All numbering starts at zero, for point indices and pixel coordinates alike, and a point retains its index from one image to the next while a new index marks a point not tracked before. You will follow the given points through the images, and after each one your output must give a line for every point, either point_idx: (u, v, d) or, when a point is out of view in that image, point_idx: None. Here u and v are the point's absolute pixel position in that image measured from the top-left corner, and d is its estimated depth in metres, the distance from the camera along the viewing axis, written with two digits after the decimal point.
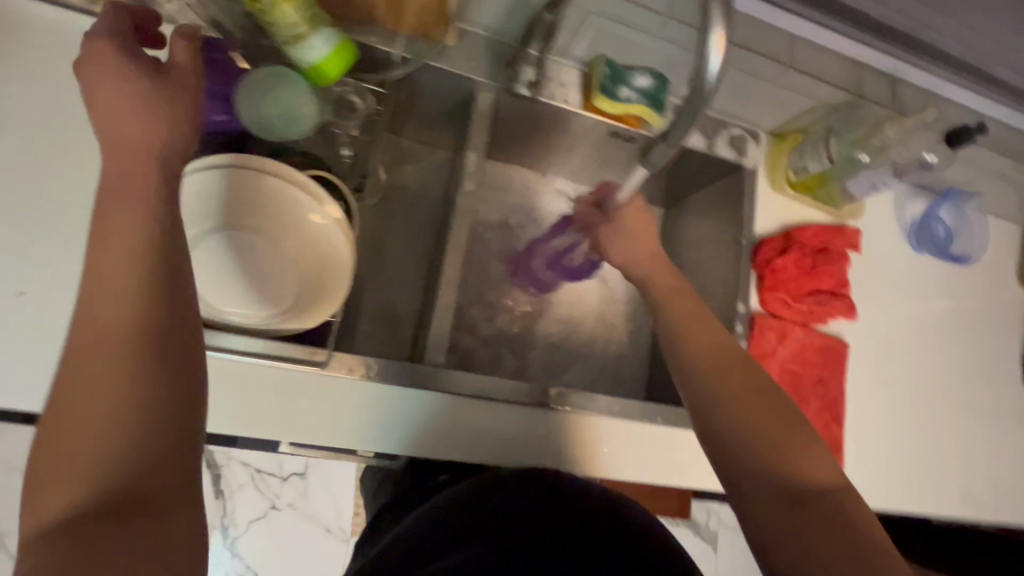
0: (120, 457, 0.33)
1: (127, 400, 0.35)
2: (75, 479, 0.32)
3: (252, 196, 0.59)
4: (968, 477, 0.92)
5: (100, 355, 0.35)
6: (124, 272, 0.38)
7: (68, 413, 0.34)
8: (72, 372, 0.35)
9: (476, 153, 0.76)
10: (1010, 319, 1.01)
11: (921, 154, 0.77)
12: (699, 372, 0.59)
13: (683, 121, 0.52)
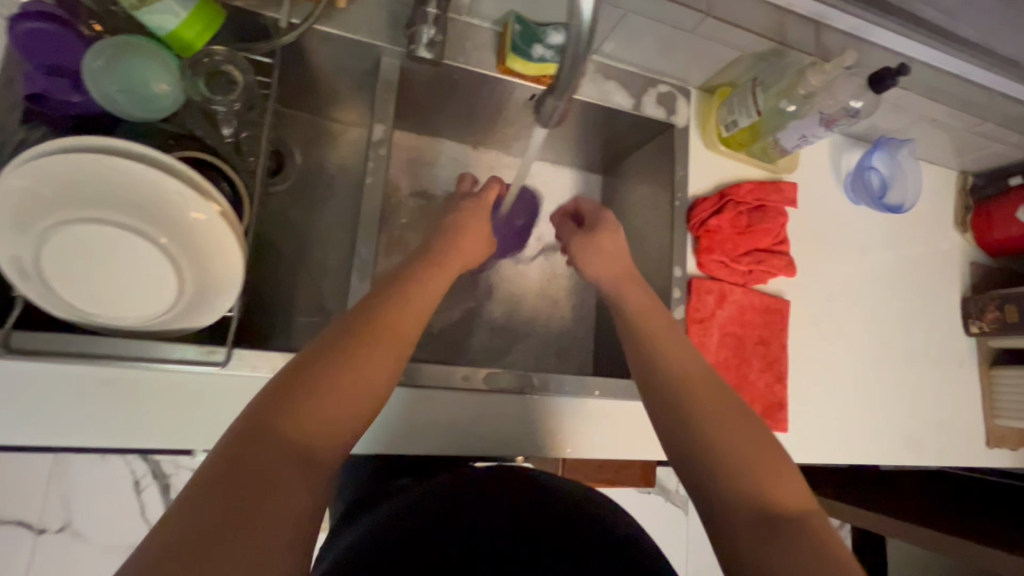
0: (283, 464, 0.41)
1: (315, 433, 0.44)
2: (254, 460, 0.40)
3: (116, 189, 0.48)
4: (913, 424, 0.93)
5: (316, 388, 0.46)
6: (337, 350, 0.49)
7: (266, 414, 0.43)
8: (270, 443, 0.42)
9: (383, 125, 0.71)
10: (949, 266, 1.02)
11: (849, 101, 0.73)
12: (664, 386, 0.57)
13: (568, 71, 0.46)
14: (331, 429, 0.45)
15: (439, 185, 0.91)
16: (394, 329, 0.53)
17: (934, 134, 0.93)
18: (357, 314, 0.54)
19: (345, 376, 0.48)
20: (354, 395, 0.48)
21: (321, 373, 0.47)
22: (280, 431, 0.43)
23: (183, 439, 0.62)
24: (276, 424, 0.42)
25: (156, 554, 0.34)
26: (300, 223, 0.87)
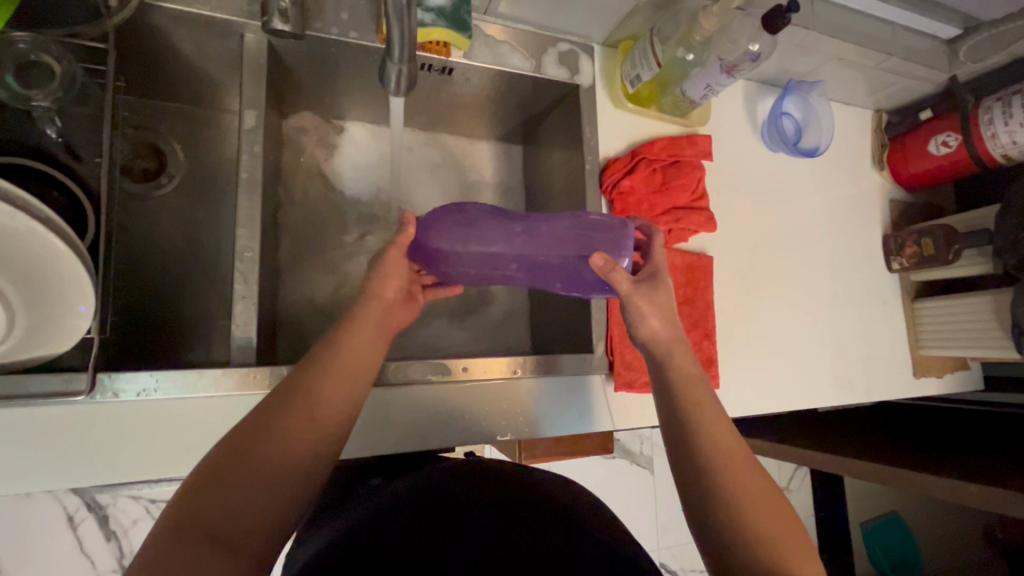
0: (263, 482, 0.44)
1: (298, 452, 0.46)
2: (236, 477, 0.43)
3: None
4: (844, 365, 0.95)
5: (303, 406, 0.48)
6: (329, 369, 0.51)
7: (251, 430, 0.46)
8: (259, 451, 0.45)
9: (255, 111, 0.64)
10: (870, 205, 1.03)
11: (747, 45, 0.70)
12: (693, 433, 0.55)
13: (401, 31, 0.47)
14: (315, 442, 0.48)
15: (344, 172, 0.85)
16: (367, 354, 0.54)
17: (845, 73, 0.92)
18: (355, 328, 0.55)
19: (330, 390, 0.50)
20: (335, 407, 0.50)
21: (309, 388, 0.49)
22: (276, 434, 0.46)
23: (55, 483, 0.54)
24: (262, 439, 0.45)
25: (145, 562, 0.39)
26: (190, 224, 0.79)
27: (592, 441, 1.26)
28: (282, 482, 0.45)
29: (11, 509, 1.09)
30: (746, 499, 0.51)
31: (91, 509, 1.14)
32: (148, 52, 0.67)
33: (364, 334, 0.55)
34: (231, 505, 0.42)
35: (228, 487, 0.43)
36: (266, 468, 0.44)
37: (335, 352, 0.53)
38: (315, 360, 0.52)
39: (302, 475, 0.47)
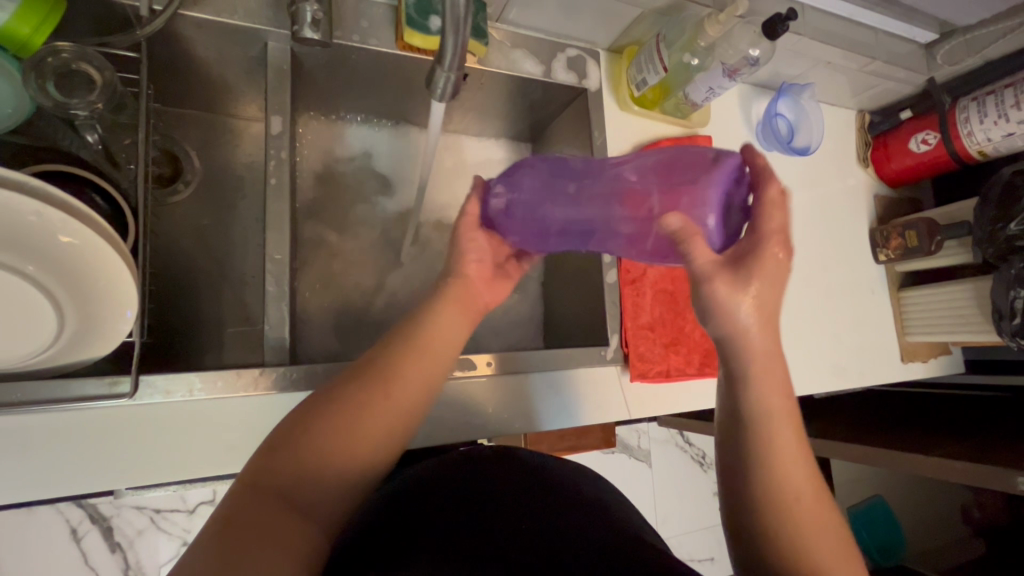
0: (331, 453, 0.46)
1: (367, 429, 0.49)
2: (309, 446, 0.46)
3: (32, 236, 0.43)
4: (838, 352, 1.00)
5: (377, 387, 0.51)
6: (399, 355, 0.54)
7: (325, 407, 0.49)
8: (340, 421, 0.48)
9: (280, 116, 0.65)
10: (857, 200, 1.08)
11: (747, 50, 0.74)
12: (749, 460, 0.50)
13: (454, 43, 0.46)
14: (393, 416, 0.51)
15: (360, 176, 0.87)
16: (445, 338, 0.57)
17: (833, 76, 0.97)
18: (426, 322, 0.57)
19: (402, 372, 0.52)
20: (411, 383, 0.53)
21: (388, 364, 0.53)
22: (349, 411, 0.49)
23: (96, 486, 0.55)
24: (337, 414, 0.48)
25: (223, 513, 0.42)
26: (207, 228, 0.80)
27: (594, 435, 1.29)
28: (357, 445, 0.48)
29: (11, 524, 1.07)
30: (804, 535, 0.48)
31: (95, 521, 1.12)
32: (169, 60, 0.68)
33: (441, 317, 0.58)
34: (304, 461, 0.45)
35: (300, 446, 0.46)
36: (343, 430, 0.48)
37: (410, 336, 0.56)
38: (397, 341, 0.56)
39: (376, 444, 0.49)
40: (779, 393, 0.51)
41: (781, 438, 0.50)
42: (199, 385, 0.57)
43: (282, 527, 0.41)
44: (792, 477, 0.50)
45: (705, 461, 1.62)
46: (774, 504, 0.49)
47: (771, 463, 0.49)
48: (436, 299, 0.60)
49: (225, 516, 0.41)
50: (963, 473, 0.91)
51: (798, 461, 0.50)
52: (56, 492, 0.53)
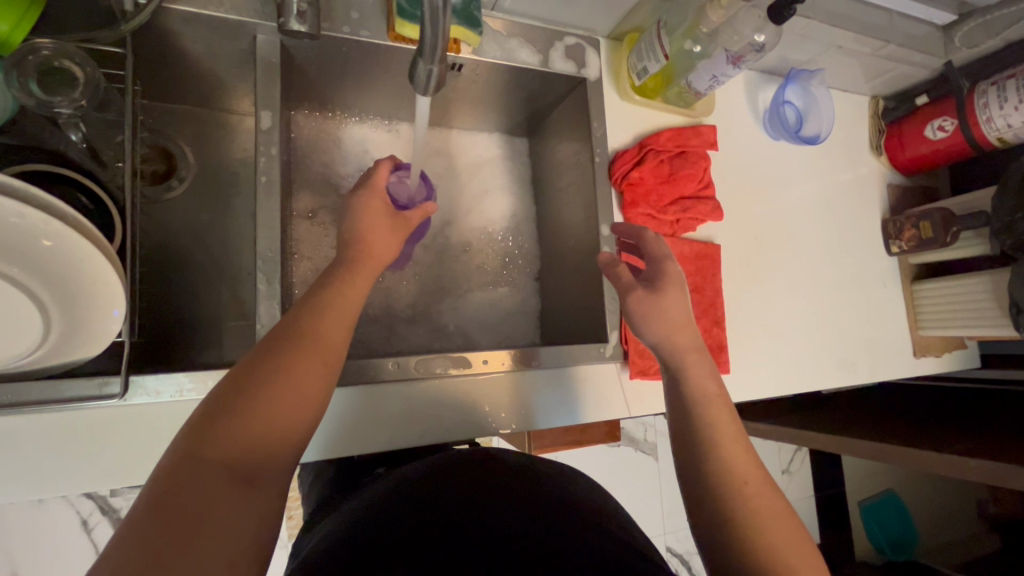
0: (271, 419, 0.42)
1: (305, 389, 0.45)
2: (248, 413, 0.41)
3: (10, 237, 0.43)
4: (847, 346, 0.97)
5: (307, 346, 0.47)
6: (327, 312, 0.50)
7: (253, 369, 0.44)
8: (272, 383, 0.43)
9: (270, 111, 0.64)
10: (868, 190, 1.05)
11: (752, 35, 0.71)
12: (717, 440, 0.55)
13: (432, 28, 0.43)
14: (319, 381, 0.46)
15: (356, 170, 0.86)
16: (355, 300, 0.53)
17: (844, 62, 0.93)
18: (343, 279, 0.54)
19: (327, 328, 0.49)
20: (334, 350, 0.49)
21: (306, 330, 0.48)
22: (279, 371, 0.44)
23: (90, 484, 0.55)
24: (266, 375, 0.44)
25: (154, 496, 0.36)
26: (203, 224, 0.80)
27: (598, 430, 1.28)
28: (286, 420, 0.43)
29: (23, 517, 1.09)
30: (765, 526, 0.50)
31: (104, 513, 1.14)
32: (157, 55, 0.67)
33: (351, 288, 0.53)
34: (243, 429, 0.41)
35: (234, 414, 0.41)
36: (269, 405, 0.43)
37: (329, 303, 0.51)
38: (312, 306, 0.51)
39: (311, 405, 0.46)
40: (712, 377, 0.61)
41: (722, 433, 0.56)
42: (189, 385, 0.56)
43: (223, 515, 0.37)
44: (741, 469, 0.53)
45: None
46: (729, 497, 0.52)
47: (725, 459, 0.54)
48: (351, 269, 0.55)
49: (145, 521, 0.35)
50: (977, 472, 0.89)
51: (748, 461, 0.54)
52: (51, 493, 0.53)
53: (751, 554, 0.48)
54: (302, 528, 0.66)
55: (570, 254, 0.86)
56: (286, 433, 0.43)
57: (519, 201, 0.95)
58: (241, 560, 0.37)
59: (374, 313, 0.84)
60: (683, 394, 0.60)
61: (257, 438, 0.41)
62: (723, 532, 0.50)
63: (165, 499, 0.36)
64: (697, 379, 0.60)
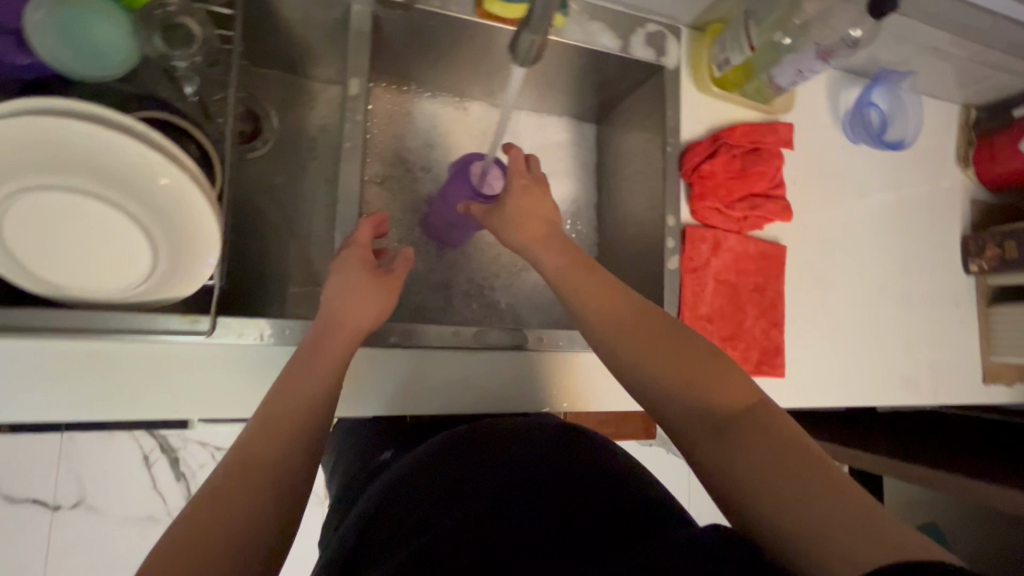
0: (285, 424, 0.50)
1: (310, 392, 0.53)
2: (264, 420, 0.49)
3: (134, 175, 0.47)
4: (910, 364, 0.93)
5: (311, 360, 0.55)
6: (329, 312, 0.59)
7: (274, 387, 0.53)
8: (281, 395, 0.52)
9: (358, 79, 0.67)
10: (949, 204, 0.99)
11: (847, 30, 0.69)
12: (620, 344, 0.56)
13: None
14: (299, 449, 0.49)
15: (425, 144, 0.88)
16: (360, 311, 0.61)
17: (938, 66, 0.89)
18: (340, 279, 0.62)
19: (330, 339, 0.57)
20: (340, 352, 0.58)
21: (290, 378, 0.53)
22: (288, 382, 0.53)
23: (172, 411, 0.59)
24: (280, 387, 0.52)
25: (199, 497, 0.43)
26: (280, 185, 0.84)
27: (634, 425, 1.28)
28: (271, 489, 0.45)
29: (95, 444, 1.18)
30: (697, 393, 0.50)
31: (163, 451, 1.22)
32: (258, 19, 0.71)
33: (325, 353, 0.57)
34: (261, 437, 0.48)
35: (255, 427, 0.49)
36: (254, 481, 0.45)
37: (331, 307, 0.60)
38: (284, 378, 0.54)
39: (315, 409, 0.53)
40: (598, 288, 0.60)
41: (622, 325, 0.56)
42: (268, 329, 0.60)
43: (246, 499, 0.43)
44: (653, 355, 0.54)
45: None
46: (725, 441, 0.46)
47: (704, 405, 0.49)
48: (324, 335, 0.58)
49: (191, 512, 0.42)
50: None
51: (740, 396, 0.49)
52: (136, 416, 0.58)
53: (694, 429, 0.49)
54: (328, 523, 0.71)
55: (630, 243, 0.86)
56: (274, 498, 0.45)
57: (581, 187, 0.95)
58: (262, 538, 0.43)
59: (432, 285, 0.86)
60: (589, 323, 0.59)
61: (246, 509, 0.43)
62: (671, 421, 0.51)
63: (205, 495, 0.43)
64: (586, 295, 0.60)
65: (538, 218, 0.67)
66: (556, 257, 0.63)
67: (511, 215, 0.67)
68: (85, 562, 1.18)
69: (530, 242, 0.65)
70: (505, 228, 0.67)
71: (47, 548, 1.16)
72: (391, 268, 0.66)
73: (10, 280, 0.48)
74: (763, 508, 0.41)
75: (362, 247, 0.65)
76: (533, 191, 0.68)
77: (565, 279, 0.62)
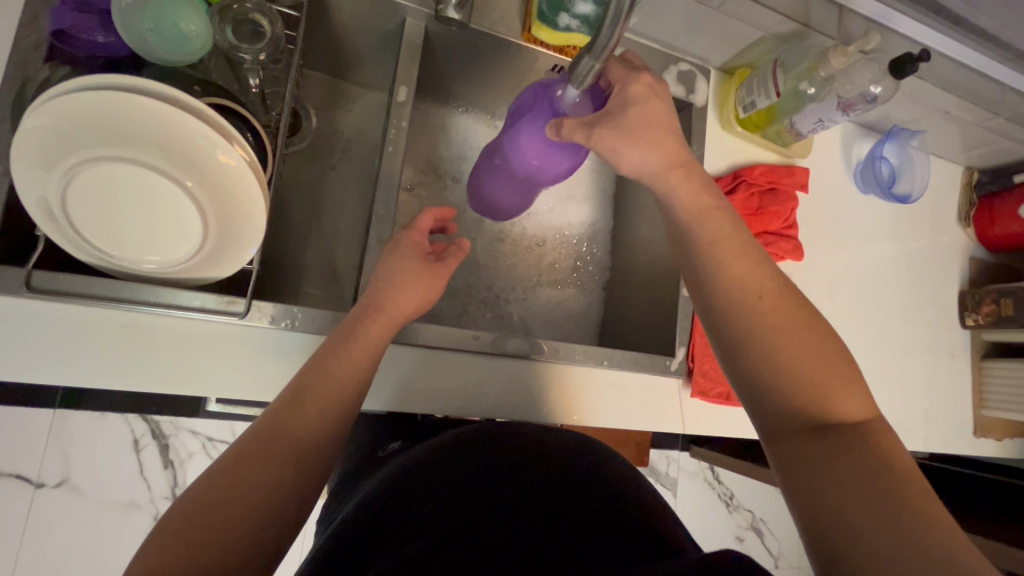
0: (322, 397, 0.50)
1: (351, 367, 0.53)
2: (302, 389, 0.50)
3: (197, 151, 0.49)
4: (906, 411, 0.96)
5: (357, 337, 0.56)
6: (382, 292, 0.60)
7: (319, 359, 0.53)
8: (322, 367, 0.52)
9: (406, 87, 0.70)
10: (950, 260, 1.04)
11: (867, 87, 0.75)
12: (758, 333, 0.51)
13: (608, 34, 0.46)
14: (331, 424, 0.50)
15: (456, 154, 0.91)
16: (418, 298, 0.62)
17: (945, 127, 0.94)
18: (395, 261, 0.63)
19: (375, 323, 0.58)
20: (382, 333, 0.58)
21: (333, 350, 0.54)
22: (334, 357, 0.53)
23: (195, 389, 0.59)
24: (322, 360, 0.53)
25: (230, 457, 0.45)
26: (311, 182, 0.86)
27: (628, 447, 1.29)
28: (294, 463, 0.46)
29: (86, 423, 1.17)
30: (826, 391, 0.49)
31: (154, 437, 1.21)
32: (316, 22, 0.74)
33: (366, 334, 0.56)
34: (292, 410, 0.49)
35: (294, 397, 0.49)
36: (277, 456, 0.45)
37: (388, 285, 0.61)
38: (324, 350, 0.54)
39: (350, 388, 0.53)
40: (740, 260, 0.55)
41: (772, 309, 0.52)
42: (299, 317, 0.61)
43: (269, 468, 0.44)
44: (795, 343, 0.50)
45: (731, 502, 1.62)
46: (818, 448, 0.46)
47: (809, 403, 0.49)
48: (368, 315, 0.58)
49: (223, 468, 0.44)
50: None
51: (849, 403, 0.49)
52: (151, 391, 0.57)
53: (804, 428, 0.48)
54: (325, 506, 0.70)
55: (645, 268, 0.89)
56: (296, 472, 0.46)
57: (600, 211, 0.99)
58: (281, 510, 0.44)
59: (448, 292, 0.87)
60: (720, 296, 0.54)
61: (269, 482, 0.44)
62: (791, 407, 0.49)
63: (233, 456, 0.45)
64: (723, 259, 0.55)
65: (672, 143, 0.57)
66: (696, 200, 0.57)
67: (631, 137, 0.56)
68: (63, 542, 1.15)
69: (660, 168, 0.57)
70: (624, 148, 0.56)
71: (24, 527, 1.13)
72: (443, 258, 0.66)
73: (63, 247, 0.50)
74: (841, 515, 0.42)
75: (420, 234, 0.66)
76: (657, 101, 0.56)
77: (704, 226, 0.56)
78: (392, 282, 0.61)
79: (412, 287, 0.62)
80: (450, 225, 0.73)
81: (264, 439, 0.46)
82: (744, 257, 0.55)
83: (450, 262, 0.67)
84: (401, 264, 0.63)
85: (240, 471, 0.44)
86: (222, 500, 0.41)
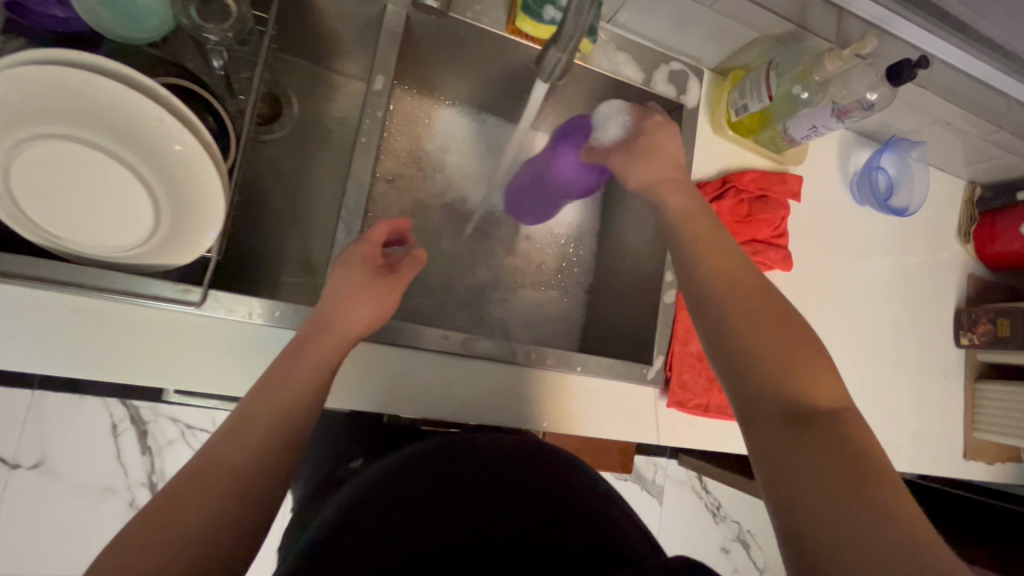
0: (269, 419, 0.48)
1: (301, 386, 0.52)
2: (249, 412, 0.48)
3: (152, 134, 0.47)
4: (894, 431, 0.93)
5: (308, 356, 0.54)
6: (339, 304, 0.59)
7: (268, 381, 0.51)
8: (271, 388, 0.50)
9: (383, 76, 0.68)
10: (947, 276, 1.00)
11: (863, 93, 0.73)
12: (733, 320, 0.51)
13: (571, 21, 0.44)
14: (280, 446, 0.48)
15: (440, 148, 0.89)
16: (375, 312, 0.61)
17: (947, 138, 0.91)
18: (351, 271, 0.62)
19: (328, 339, 0.56)
20: (335, 350, 0.56)
21: (282, 369, 0.52)
22: (284, 377, 0.52)
23: (148, 378, 0.57)
24: (270, 382, 0.51)
25: (169, 491, 0.42)
26: (290, 171, 0.84)
27: (611, 455, 1.27)
28: (238, 491, 0.43)
29: (64, 406, 1.16)
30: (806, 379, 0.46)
31: (133, 422, 1.20)
32: (295, 6, 0.72)
33: (319, 351, 0.55)
34: (237, 437, 0.46)
35: (240, 422, 0.47)
36: (220, 486, 0.43)
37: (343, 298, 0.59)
38: (274, 370, 0.53)
39: (300, 408, 0.51)
40: (718, 256, 0.56)
41: (747, 295, 0.52)
42: (258, 310, 0.59)
43: (211, 499, 0.42)
44: (774, 327, 0.49)
45: (718, 512, 1.60)
46: (798, 433, 0.44)
47: (789, 389, 0.46)
48: (319, 332, 0.56)
49: (162, 503, 0.41)
50: None
51: (830, 389, 0.46)
52: (98, 377, 0.55)
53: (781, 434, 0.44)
54: (284, 537, 0.66)
55: (629, 273, 0.86)
56: (242, 500, 0.43)
57: (587, 212, 0.96)
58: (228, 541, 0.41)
59: (425, 289, 0.85)
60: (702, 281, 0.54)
61: (203, 514, 0.41)
62: (774, 397, 0.46)
63: (173, 489, 0.42)
64: (705, 249, 0.56)
65: (669, 163, 0.65)
66: (684, 202, 0.62)
67: (640, 160, 0.65)
68: (35, 526, 1.14)
69: (653, 182, 0.64)
70: (629, 166, 0.65)
71: None
72: (397, 270, 0.64)
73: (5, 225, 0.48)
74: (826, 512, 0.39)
75: (372, 246, 0.63)
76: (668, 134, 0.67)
77: (688, 224, 0.59)
78: (347, 293, 0.60)
79: (360, 303, 0.59)
80: (408, 237, 0.70)
81: (206, 469, 0.44)
82: (725, 248, 0.57)
83: (408, 274, 0.65)
84: (348, 280, 0.60)
85: (179, 505, 0.41)
86: (159, 536, 0.39)
